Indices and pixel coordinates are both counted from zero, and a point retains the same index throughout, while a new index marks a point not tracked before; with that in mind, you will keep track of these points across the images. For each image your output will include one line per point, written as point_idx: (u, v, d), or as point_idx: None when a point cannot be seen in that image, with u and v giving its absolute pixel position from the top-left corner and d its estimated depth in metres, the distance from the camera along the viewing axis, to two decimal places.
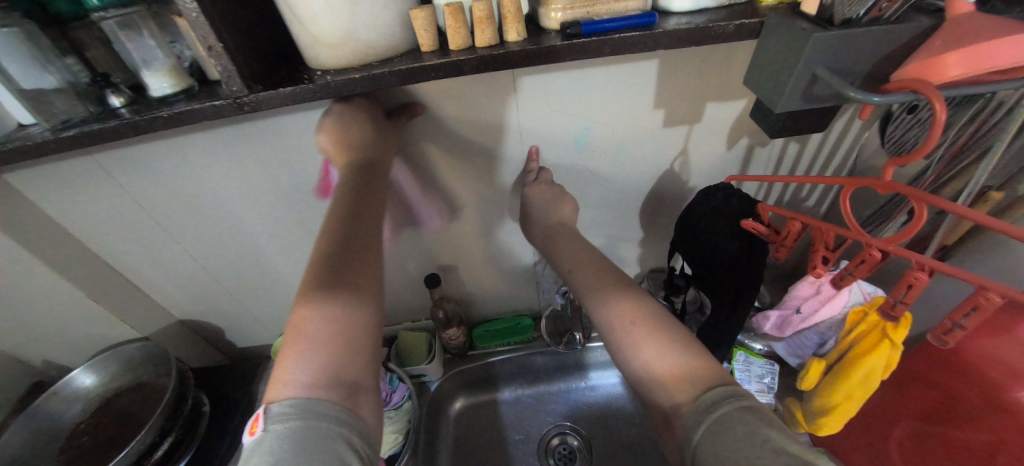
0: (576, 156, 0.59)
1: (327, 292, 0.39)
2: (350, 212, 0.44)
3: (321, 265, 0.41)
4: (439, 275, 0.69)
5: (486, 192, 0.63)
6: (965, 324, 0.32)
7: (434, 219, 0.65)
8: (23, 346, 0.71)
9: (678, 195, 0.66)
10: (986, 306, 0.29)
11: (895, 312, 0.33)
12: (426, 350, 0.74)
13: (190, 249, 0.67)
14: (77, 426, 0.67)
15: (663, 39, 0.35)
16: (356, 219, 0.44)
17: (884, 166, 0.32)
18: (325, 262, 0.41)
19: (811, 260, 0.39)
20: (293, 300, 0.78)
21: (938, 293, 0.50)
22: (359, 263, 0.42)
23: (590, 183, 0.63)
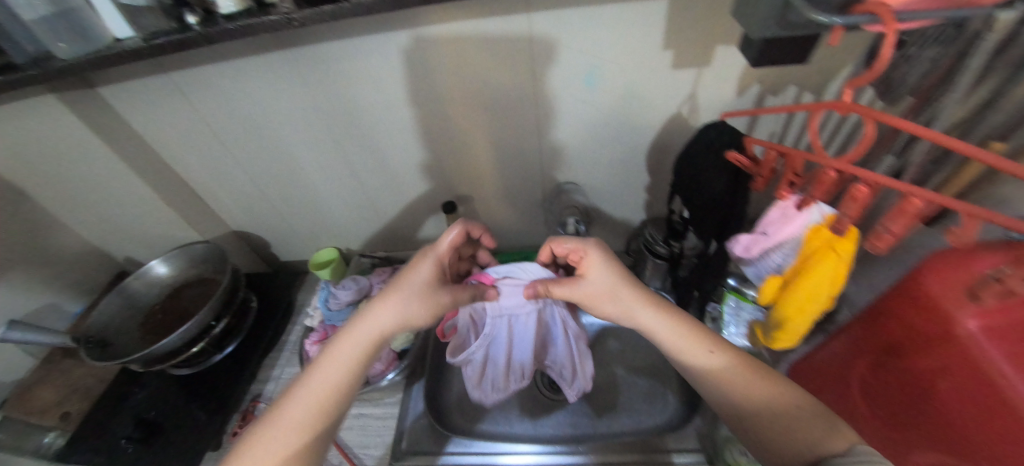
0: (586, 94, 0.63)
1: (320, 386, 0.45)
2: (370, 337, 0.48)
3: (331, 370, 0.46)
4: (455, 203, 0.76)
5: (501, 128, 0.69)
6: (892, 229, 0.34)
7: (454, 150, 0.72)
8: (111, 239, 0.86)
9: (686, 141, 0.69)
10: (909, 209, 0.32)
11: (841, 226, 0.37)
12: None
13: (243, 166, 0.78)
14: (155, 307, 0.82)
15: None
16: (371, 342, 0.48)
17: (843, 89, 0.35)
18: (340, 369, 0.46)
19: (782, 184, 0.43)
20: (328, 220, 0.88)
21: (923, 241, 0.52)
22: (344, 381, 0.46)
23: (599, 124, 0.67)
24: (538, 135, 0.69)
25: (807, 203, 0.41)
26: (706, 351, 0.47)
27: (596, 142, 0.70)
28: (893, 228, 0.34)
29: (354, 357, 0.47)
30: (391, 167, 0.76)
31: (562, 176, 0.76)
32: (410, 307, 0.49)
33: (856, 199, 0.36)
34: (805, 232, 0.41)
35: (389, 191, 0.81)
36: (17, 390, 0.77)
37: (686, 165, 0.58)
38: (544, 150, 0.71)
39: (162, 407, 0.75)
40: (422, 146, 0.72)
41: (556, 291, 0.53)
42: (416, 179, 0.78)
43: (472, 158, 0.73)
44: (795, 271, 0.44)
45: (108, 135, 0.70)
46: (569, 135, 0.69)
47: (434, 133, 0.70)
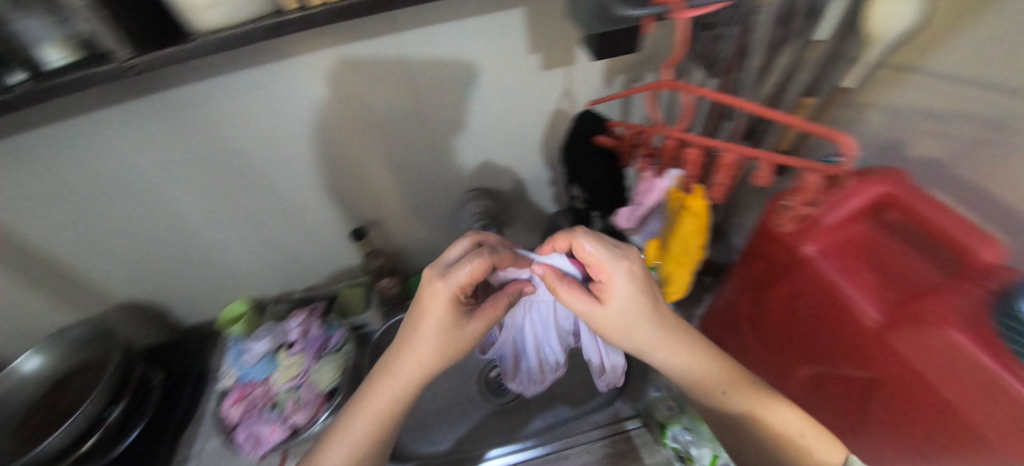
0: (469, 103, 0.66)
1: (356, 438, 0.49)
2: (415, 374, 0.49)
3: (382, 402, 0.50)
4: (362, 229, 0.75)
5: (396, 148, 0.69)
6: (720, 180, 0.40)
7: (352, 176, 0.71)
8: None
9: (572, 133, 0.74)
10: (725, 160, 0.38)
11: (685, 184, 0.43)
12: (364, 302, 0.81)
13: (116, 231, 0.70)
14: (27, 413, 0.71)
15: None
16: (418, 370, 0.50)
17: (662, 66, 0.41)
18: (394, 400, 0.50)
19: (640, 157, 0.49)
20: (232, 272, 0.82)
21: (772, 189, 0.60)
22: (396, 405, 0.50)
23: (489, 129, 0.70)
24: (434, 148, 0.70)
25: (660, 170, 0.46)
26: (722, 390, 0.46)
27: (489, 146, 0.73)
28: (718, 179, 0.39)
29: (395, 395, 0.50)
30: (290, 204, 0.73)
31: (466, 183, 0.78)
32: (443, 339, 0.49)
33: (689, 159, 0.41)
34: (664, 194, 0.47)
35: (291, 228, 0.77)
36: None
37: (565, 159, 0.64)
38: (444, 161, 0.73)
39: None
40: (317, 178, 0.70)
41: (564, 297, 0.48)
42: (319, 211, 0.75)
43: (373, 180, 0.72)
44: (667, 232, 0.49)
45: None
46: (464, 143, 0.71)
47: (327, 162, 0.68)
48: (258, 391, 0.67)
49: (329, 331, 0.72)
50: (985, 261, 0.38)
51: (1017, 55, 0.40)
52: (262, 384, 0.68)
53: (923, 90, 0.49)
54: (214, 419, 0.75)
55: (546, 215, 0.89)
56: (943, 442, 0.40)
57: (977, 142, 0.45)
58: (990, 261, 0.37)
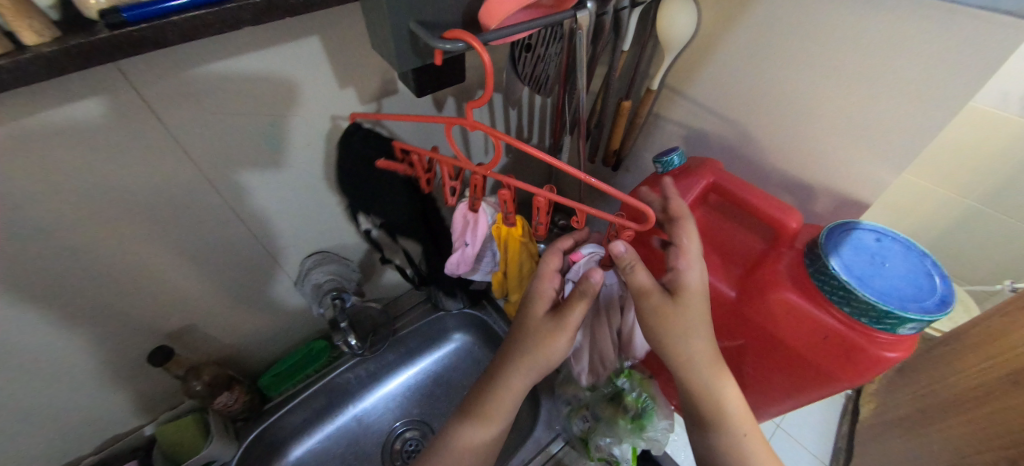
0: (276, 157, 0.53)
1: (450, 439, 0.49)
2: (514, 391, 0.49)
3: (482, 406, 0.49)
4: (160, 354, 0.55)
5: (185, 231, 0.52)
6: (540, 219, 0.47)
7: (124, 284, 0.51)
8: None
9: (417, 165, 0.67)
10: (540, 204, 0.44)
11: (508, 219, 0.49)
12: (200, 434, 0.62)
13: None
14: None
15: (243, 15, 0.33)
16: (500, 362, 0.49)
17: (465, 109, 0.35)
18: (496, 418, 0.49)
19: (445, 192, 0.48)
20: None
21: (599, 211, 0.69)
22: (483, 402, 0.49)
23: (314, 180, 0.58)
24: (247, 219, 0.56)
25: (477, 204, 0.50)
26: (741, 434, 0.44)
27: (320, 199, 0.61)
28: (539, 221, 0.47)
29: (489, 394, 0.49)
30: (38, 356, 0.49)
31: (303, 245, 0.64)
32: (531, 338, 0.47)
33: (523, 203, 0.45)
34: (492, 229, 0.51)
35: (44, 384, 0.52)
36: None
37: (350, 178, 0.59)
38: (265, 230, 0.59)
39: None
40: (68, 305, 0.48)
41: (635, 277, 0.42)
42: (82, 345, 0.52)
43: (167, 280, 0.54)
44: (504, 251, 0.54)
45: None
46: (286, 203, 0.58)
47: (80, 278, 0.47)
48: None
49: None
50: (793, 227, 0.45)
51: (764, 50, 0.48)
52: None
53: (706, 82, 0.56)
54: None
55: None
56: (796, 387, 0.47)
57: (752, 122, 0.54)
58: (796, 226, 0.45)
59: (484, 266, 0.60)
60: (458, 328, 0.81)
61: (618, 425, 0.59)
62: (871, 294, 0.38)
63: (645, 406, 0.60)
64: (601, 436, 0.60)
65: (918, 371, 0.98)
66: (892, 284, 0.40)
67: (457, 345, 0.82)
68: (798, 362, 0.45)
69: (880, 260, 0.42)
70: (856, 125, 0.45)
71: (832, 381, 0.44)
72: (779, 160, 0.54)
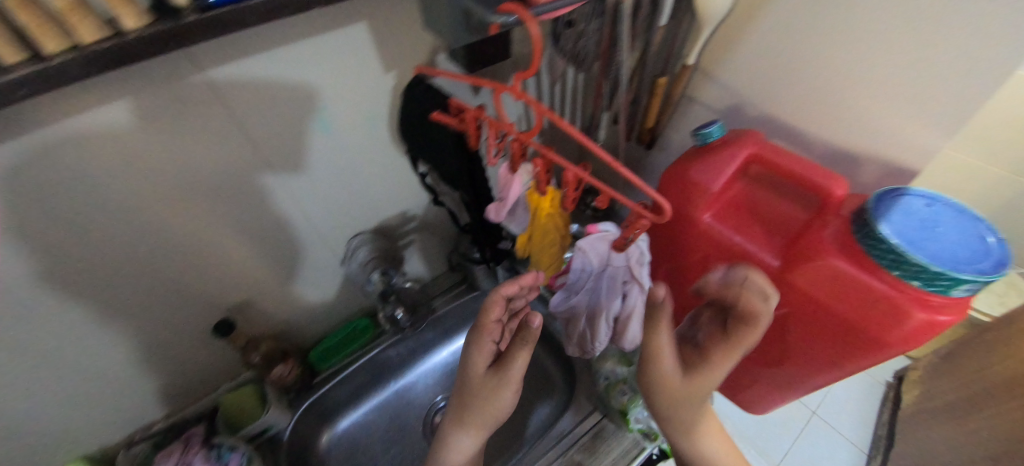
0: (325, 140, 0.56)
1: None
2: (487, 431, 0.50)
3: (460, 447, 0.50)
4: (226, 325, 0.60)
5: (245, 211, 0.55)
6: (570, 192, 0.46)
7: (193, 259, 0.55)
8: None
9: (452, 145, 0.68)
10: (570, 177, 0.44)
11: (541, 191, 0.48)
12: (258, 401, 0.67)
13: None
14: None
15: None
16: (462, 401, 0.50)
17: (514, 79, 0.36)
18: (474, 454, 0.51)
19: (487, 152, 0.48)
20: (27, 451, 0.56)
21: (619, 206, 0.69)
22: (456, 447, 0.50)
23: (359, 162, 0.61)
24: (298, 198, 0.59)
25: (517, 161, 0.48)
26: (697, 435, 0.49)
27: (363, 179, 0.64)
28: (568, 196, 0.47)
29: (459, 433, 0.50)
30: (121, 326, 0.54)
31: (348, 225, 0.68)
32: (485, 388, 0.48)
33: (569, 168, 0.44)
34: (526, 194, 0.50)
35: (124, 352, 0.56)
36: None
37: (403, 150, 0.63)
38: (313, 209, 0.62)
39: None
40: (146, 278, 0.52)
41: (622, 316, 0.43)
42: (155, 315, 0.56)
43: (229, 256, 0.58)
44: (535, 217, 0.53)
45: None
46: (334, 183, 0.61)
47: (155, 253, 0.51)
48: None
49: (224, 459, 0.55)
50: (839, 195, 0.45)
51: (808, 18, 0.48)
52: None
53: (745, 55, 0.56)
54: None
55: (444, 231, 0.83)
56: (845, 354, 0.47)
57: (796, 93, 0.53)
58: (842, 194, 0.45)
59: (516, 223, 0.57)
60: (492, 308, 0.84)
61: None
62: (923, 258, 0.38)
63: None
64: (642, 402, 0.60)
65: (964, 357, 0.95)
66: (945, 248, 0.39)
67: None
68: (852, 331, 0.45)
69: (932, 226, 0.41)
70: (910, 90, 0.43)
71: (886, 346, 0.43)
72: (821, 130, 0.53)
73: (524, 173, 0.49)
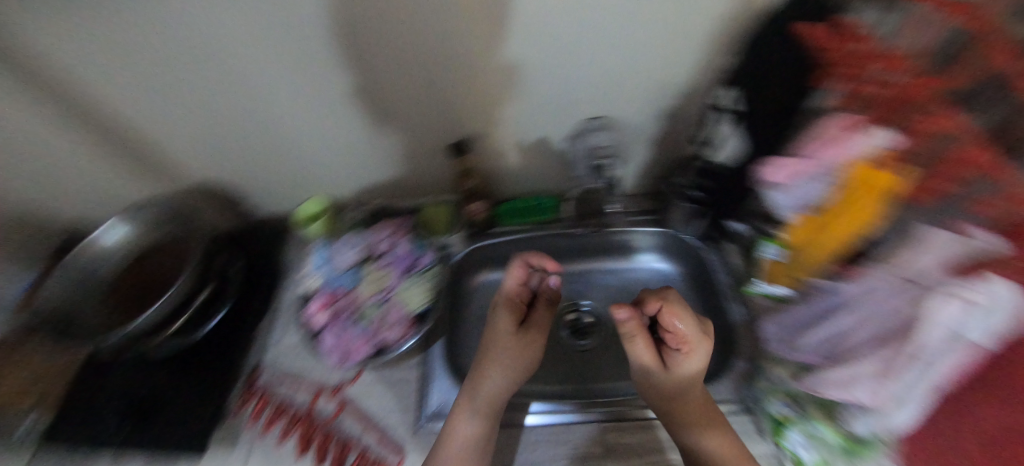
0: (631, 8, 0.53)
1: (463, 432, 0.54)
2: (505, 372, 0.59)
3: (489, 389, 0.57)
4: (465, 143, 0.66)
5: (527, 52, 0.57)
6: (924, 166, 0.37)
7: (464, 74, 0.59)
8: (46, 204, 0.71)
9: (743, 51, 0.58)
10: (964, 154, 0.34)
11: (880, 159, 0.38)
12: (448, 224, 0.75)
13: (202, 110, 0.61)
14: (114, 285, 0.67)
15: None
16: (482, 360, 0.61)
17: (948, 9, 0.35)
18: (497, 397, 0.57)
19: (839, 93, 0.42)
20: (311, 171, 0.74)
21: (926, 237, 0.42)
22: (469, 393, 0.57)
23: (644, 44, 0.58)
24: (572, 46, 0.57)
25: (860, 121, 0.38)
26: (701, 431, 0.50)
27: (634, 54, 0.59)
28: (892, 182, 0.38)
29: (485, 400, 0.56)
30: (384, 99, 0.61)
31: (590, 104, 0.65)
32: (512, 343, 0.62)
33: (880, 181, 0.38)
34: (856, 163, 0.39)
35: (386, 132, 0.67)
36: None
37: (707, 58, 0.60)
38: (575, 64, 0.60)
39: (123, 424, 0.63)
40: (422, 76, 0.59)
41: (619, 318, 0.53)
42: (417, 113, 0.64)
43: (485, 80, 0.60)
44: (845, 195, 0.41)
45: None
46: (609, 43, 0.57)
47: (442, 55, 0.56)
48: (344, 301, 0.65)
49: (420, 251, 0.69)
50: None
51: None
52: (348, 294, 0.66)
53: None
54: (292, 313, 0.74)
55: (663, 152, 0.76)
56: None
57: None
58: None
59: (798, 197, 0.45)
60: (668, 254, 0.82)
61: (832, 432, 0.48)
62: None
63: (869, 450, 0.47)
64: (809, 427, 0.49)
65: None
66: None
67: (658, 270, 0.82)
68: None
69: None
70: None
71: None
72: None
73: (878, 136, 0.37)
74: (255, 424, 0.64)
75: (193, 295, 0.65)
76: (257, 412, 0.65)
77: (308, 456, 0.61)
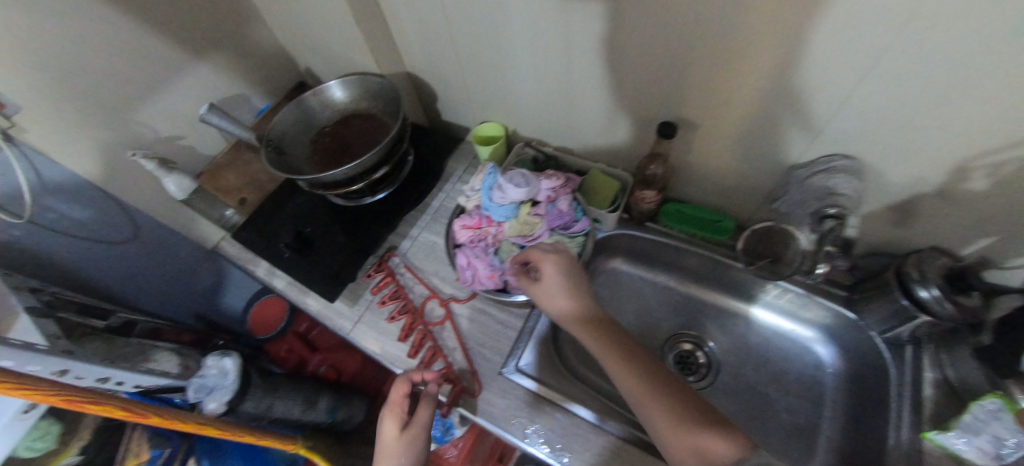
0: (1003, 43, 0.36)
1: None
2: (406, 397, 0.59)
3: None
4: (675, 127, 0.59)
5: (804, 51, 0.45)
6: None
7: (716, 56, 0.51)
8: (302, 44, 0.84)
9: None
10: None
11: None
12: (611, 199, 0.71)
13: (446, 6, 0.63)
14: (322, 133, 0.78)
15: None
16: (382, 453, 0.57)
17: None
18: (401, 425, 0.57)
19: None
20: (507, 96, 0.75)
21: None
22: None
23: (985, 94, 0.40)
24: (876, 84, 0.44)
25: None
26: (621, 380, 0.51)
27: (956, 113, 0.43)
28: None
29: None
30: (618, 52, 0.56)
31: (847, 144, 0.52)
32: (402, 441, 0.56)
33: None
34: None
35: (597, 87, 0.63)
36: (190, 170, 0.83)
37: None
38: (866, 109, 0.47)
39: (288, 249, 0.75)
40: (668, 43, 0.52)
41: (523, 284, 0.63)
42: (639, 79, 0.59)
43: (741, 75, 0.51)
44: None
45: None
46: (929, 101, 0.43)
47: (704, 27, 0.48)
48: (491, 230, 0.65)
49: (578, 216, 0.65)
50: None
51: None
52: (496, 224, 0.65)
53: None
54: (433, 217, 0.80)
55: (901, 231, 0.60)
56: None
57: None
58: None
59: None
60: (832, 340, 0.70)
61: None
62: None
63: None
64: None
65: None
66: None
67: (822, 359, 0.70)
68: None
69: None
70: None
71: None
72: None
73: None
74: (374, 295, 0.73)
75: (374, 168, 0.73)
76: (381, 286, 0.73)
77: (407, 343, 0.68)
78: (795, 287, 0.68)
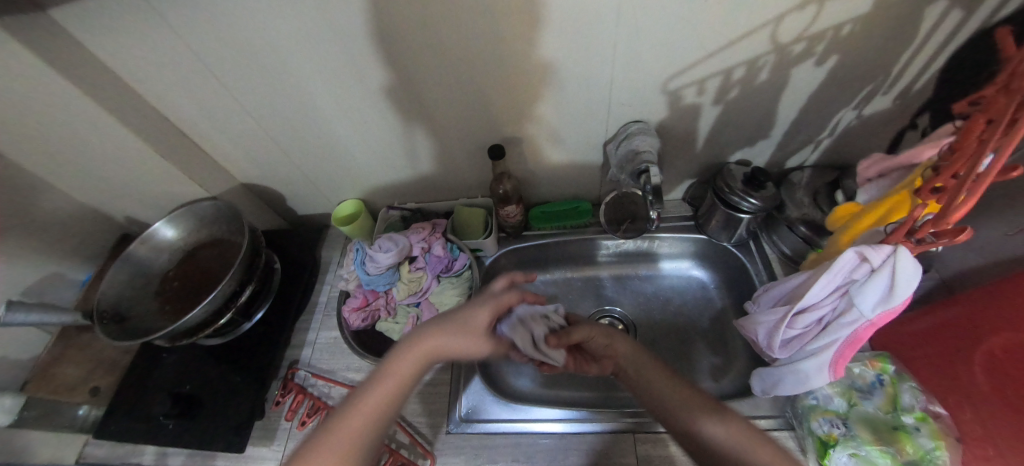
0: (680, 9, 0.49)
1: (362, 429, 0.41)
2: (389, 394, 0.44)
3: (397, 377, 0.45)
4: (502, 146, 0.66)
5: (565, 52, 0.55)
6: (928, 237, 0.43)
7: (505, 78, 0.59)
8: (111, 198, 0.77)
9: (811, 62, 0.56)
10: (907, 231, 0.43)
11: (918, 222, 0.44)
12: (482, 226, 0.76)
13: (252, 111, 0.64)
14: (166, 280, 0.71)
15: None
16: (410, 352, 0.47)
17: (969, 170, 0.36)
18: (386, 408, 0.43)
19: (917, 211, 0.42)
20: (348, 172, 0.77)
21: (816, 347, 0.54)
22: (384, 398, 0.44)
23: (690, 45, 0.54)
24: (626, 61, 0.56)
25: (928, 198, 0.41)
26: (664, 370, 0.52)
27: (682, 64, 0.56)
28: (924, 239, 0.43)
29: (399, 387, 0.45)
30: (429, 104, 0.63)
31: (633, 112, 0.64)
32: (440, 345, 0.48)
33: (946, 214, 0.39)
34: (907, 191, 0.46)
35: (426, 137, 0.68)
36: (10, 385, 0.70)
37: (757, 56, 0.55)
38: (633, 81, 0.59)
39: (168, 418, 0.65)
40: (466, 80, 0.59)
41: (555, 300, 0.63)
42: (457, 117, 0.65)
43: (535, 85, 0.60)
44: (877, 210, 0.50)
45: (41, 48, 0.52)
46: (665, 62, 0.56)
47: (487, 57, 0.56)
48: (381, 301, 0.66)
49: (456, 254, 0.68)
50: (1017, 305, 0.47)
51: None
52: (384, 293, 0.66)
53: None
54: (325, 313, 0.77)
55: (703, 160, 0.74)
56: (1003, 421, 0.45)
57: None
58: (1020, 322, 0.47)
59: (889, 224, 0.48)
60: (703, 261, 0.82)
61: (878, 373, 0.59)
62: None
63: (933, 460, 0.50)
64: (863, 398, 0.57)
65: None
66: None
67: (701, 280, 0.82)
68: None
69: None
70: None
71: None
72: None
73: (899, 255, 0.44)
74: (290, 420, 0.66)
75: (237, 292, 0.68)
76: (294, 408, 0.67)
77: None
78: (658, 234, 0.79)
